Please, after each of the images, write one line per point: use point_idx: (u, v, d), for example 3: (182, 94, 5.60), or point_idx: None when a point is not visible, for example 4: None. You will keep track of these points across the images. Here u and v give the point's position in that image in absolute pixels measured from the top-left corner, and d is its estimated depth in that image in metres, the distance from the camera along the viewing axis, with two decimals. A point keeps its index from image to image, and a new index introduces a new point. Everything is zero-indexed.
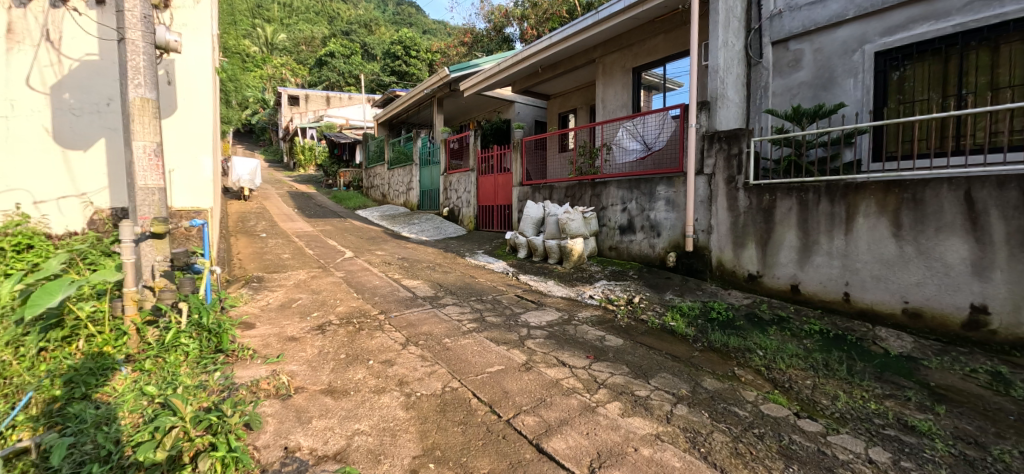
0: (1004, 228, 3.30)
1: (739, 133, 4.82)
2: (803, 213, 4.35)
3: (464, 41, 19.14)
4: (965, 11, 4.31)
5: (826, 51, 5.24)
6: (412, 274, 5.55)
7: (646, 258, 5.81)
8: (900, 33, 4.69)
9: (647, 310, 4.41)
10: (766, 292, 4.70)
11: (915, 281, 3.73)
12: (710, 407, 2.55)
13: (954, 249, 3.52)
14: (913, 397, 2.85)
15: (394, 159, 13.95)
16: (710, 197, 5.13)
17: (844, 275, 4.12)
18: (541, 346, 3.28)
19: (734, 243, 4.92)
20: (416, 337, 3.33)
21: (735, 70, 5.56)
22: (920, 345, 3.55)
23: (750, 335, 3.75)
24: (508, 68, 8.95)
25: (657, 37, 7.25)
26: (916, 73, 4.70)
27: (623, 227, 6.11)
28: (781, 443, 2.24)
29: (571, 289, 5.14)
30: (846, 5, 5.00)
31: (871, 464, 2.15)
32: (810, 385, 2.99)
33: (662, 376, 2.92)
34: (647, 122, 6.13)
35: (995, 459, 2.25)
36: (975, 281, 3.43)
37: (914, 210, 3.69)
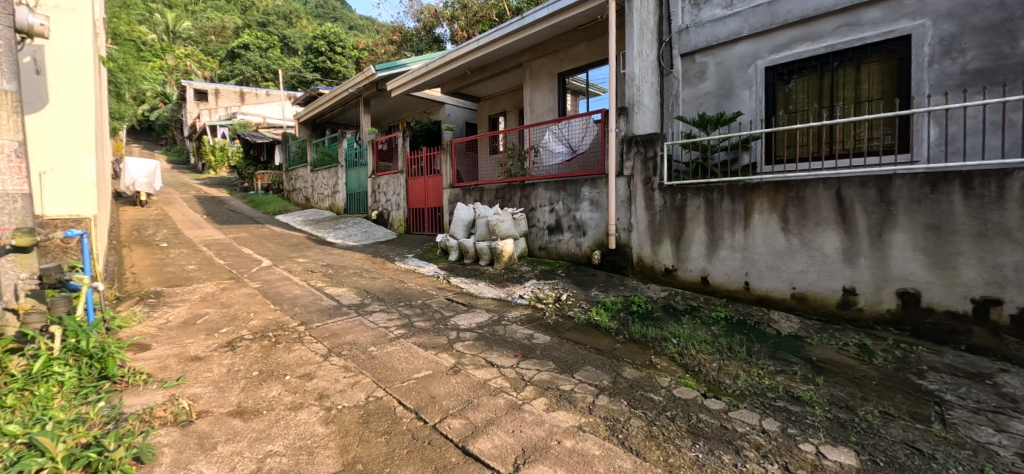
0: (866, 221, 3.86)
1: (653, 137, 5.16)
2: (709, 211, 4.77)
3: (393, 40, 18.60)
4: (834, 34, 4.97)
5: (726, 65, 5.77)
6: (336, 281, 5.30)
7: (573, 256, 6.04)
8: (786, 52, 5.30)
9: (574, 307, 4.60)
10: (679, 284, 5.09)
11: (800, 269, 4.24)
12: (628, 395, 2.72)
13: (829, 240, 4.05)
14: (799, 371, 3.24)
15: (318, 161, 13.21)
16: (629, 198, 5.44)
17: (744, 266, 4.58)
18: (470, 349, 3.28)
19: (652, 240, 5.26)
20: (339, 347, 3.18)
21: (650, 79, 5.96)
22: (805, 325, 4.05)
23: (665, 325, 4.05)
24: (436, 69, 8.81)
25: (580, 44, 7.56)
26: (798, 87, 5.34)
27: (551, 227, 6.30)
28: (690, 422, 2.45)
29: (501, 289, 5.21)
30: (741, 25, 5.57)
31: (764, 434, 2.41)
32: (716, 367, 3.28)
33: (587, 369, 3.05)
34: (571, 126, 6.33)
35: (861, 419, 2.63)
36: (846, 267, 3.99)
37: (797, 207, 4.20)
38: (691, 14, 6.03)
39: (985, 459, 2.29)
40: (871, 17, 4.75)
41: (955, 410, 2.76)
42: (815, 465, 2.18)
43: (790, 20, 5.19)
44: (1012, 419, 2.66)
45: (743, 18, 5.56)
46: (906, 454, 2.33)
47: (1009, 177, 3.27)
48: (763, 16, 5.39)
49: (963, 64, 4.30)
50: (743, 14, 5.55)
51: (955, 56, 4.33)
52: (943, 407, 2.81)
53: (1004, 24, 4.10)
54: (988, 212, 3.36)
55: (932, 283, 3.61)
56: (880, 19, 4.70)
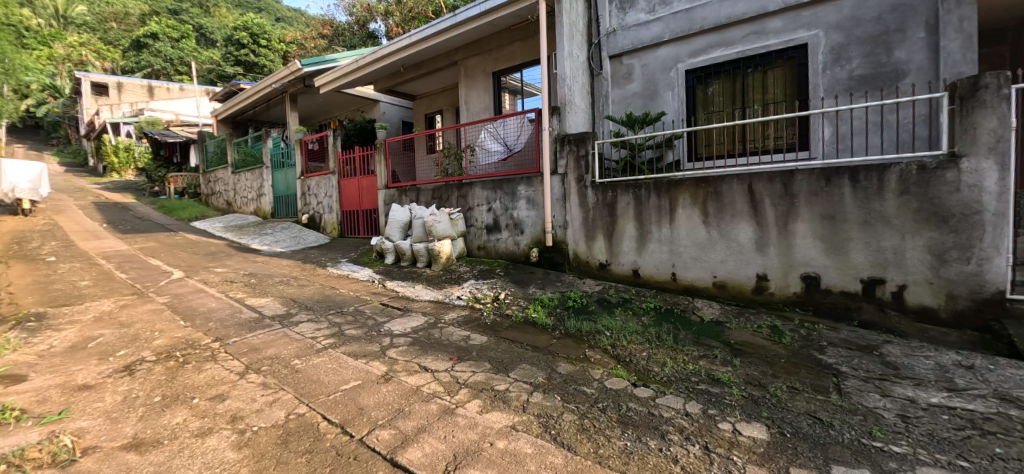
0: (774, 212, 4.22)
1: (585, 136, 5.29)
2: (638, 206, 4.98)
3: (324, 34, 17.67)
4: (744, 41, 5.37)
5: (651, 67, 6.06)
6: (260, 291, 4.93)
7: (512, 255, 6.07)
8: (703, 56, 5.65)
9: (512, 305, 4.62)
10: (613, 278, 5.27)
11: (720, 259, 4.55)
12: (562, 390, 2.77)
13: (744, 231, 4.38)
14: (719, 354, 3.47)
15: (239, 161, 12.26)
16: (564, 195, 5.54)
17: (671, 258, 4.84)
18: (403, 354, 3.19)
19: (586, 236, 5.41)
20: (258, 363, 2.95)
21: (581, 79, 6.11)
22: (725, 311, 4.35)
23: (599, 318, 4.18)
24: (366, 65, 8.47)
25: (513, 43, 7.60)
26: (714, 89, 5.73)
27: (490, 226, 6.28)
28: (620, 412, 2.54)
29: (439, 291, 5.12)
30: (663, 29, 5.86)
31: (688, 417, 2.55)
32: (645, 356, 3.42)
33: (522, 367, 3.07)
34: (506, 124, 6.33)
35: (771, 395, 2.86)
36: (759, 256, 4.34)
37: (716, 201, 4.49)
38: (618, 18, 6.28)
39: (872, 422, 2.57)
40: (774, 26, 5.18)
41: (848, 380, 3.08)
42: (732, 442, 2.33)
43: (706, 27, 5.54)
44: (894, 384, 3.01)
45: (664, 23, 5.86)
46: (808, 423, 2.56)
47: (887, 170, 3.71)
48: (683, 22, 5.71)
49: (849, 70, 4.81)
50: (665, 20, 5.85)
51: (843, 63, 4.83)
52: (840, 378, 3.13)
53: (881, 35, 4.63)
54: (872, 202, 3.79)
55: (828, 267, 4.03)
56: (782, 28, 5.14)
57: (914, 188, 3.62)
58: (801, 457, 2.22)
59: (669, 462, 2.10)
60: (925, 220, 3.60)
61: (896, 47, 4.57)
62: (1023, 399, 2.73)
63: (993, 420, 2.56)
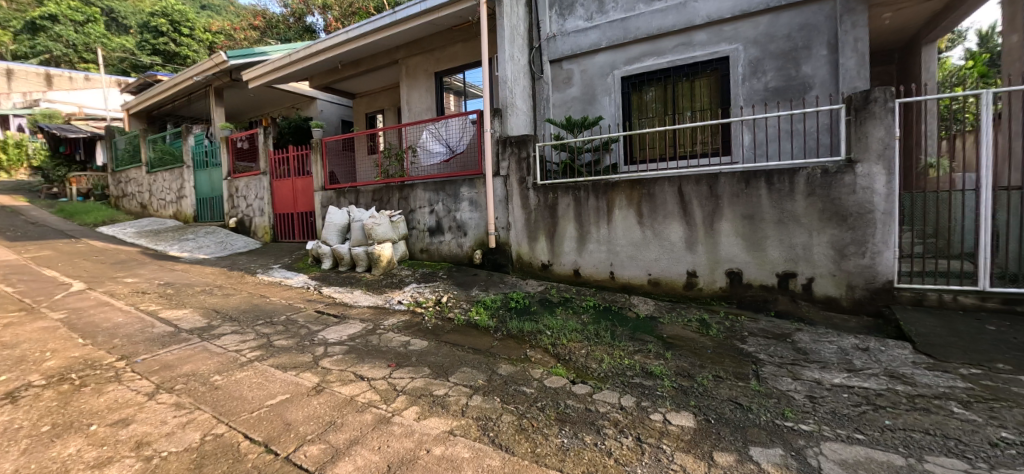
0: (701, 213, 4.49)
1: (525, 139, 5.35)
2: (577, 208, 5.12)
3: (255, 25, 16.58)
4: (674, 51, 5.68)
5: (589, 73, 6.26)
6: (177, 303, 4.53)
7: (455, 257, 6.03)
8: (637, 64, 5.92)
9: (454, 308, 4.59)
10: (555, 278, 5.38)
11: (654, 258, 4.78)
12: (502, 391, 2.81)
13: (674, 231, 4.64)
14: (652, 348, 3.64)
15: (155, 160, 11.19)
16: (506, 197, 5.57)
17: (609, 257, 5.02)
18: (337, 364, 3.08)
19: (528, 237, 5.48)
20: (171, 382, 2.70)
21: (522, 82, 6.18)
22: (658, 306, 4.58)
23: (541, 318, 4.25)
24: (300, 60, 8.03)
25: (456, 44, 7.54)
26: (648, 95, 6.00)
27: (432, 228, 6.19)
28: (558, 410, 2.60)
29: (379, 296, 4.97)
30: (600, 37, 6.07)
31: (622, 410, 2.66)
32: (584, 353, 3.52)
33: (462, 371, 3.10)
34: (449, 125, 6.25)
35: (698, 385, 3.04)
36: (688, 253, 4.61)
37: (649, 202, 4.72)
38: (558, 24, 6.44)
39: (785, 404, 2.81)
40: (700, 39, 5.53)
41: (765, 366, 3.35)
42: (662, 431, 2.45)
43: (639, 36, 5.81)
44: (803, 368, 3.31)
45: (601, 30, 6.07)
46: (730, 409, 2.75)
47: (796, 174, 4.07)
48: (618, 31, 5.95)
49: (765, 82, 5.24)
50: (602, 27, 6.07)
51: (760, 75, 5.25)
52: (758, 365, 3.39)
53: (791, 51, 5.09)
54: (784, 203, 4.15)
55: (749, 263, 4.36)
56: (707, 40, 5.50)
57: (819, 190, 4.00)
58: (723, 441, 2.38)
59: (604, 456, 2.16)
60: (828, 219, 3.99)
61: (803, 63, 5.04)
62: (906, 375, 3.10)
63: (883, 395, 2.89)
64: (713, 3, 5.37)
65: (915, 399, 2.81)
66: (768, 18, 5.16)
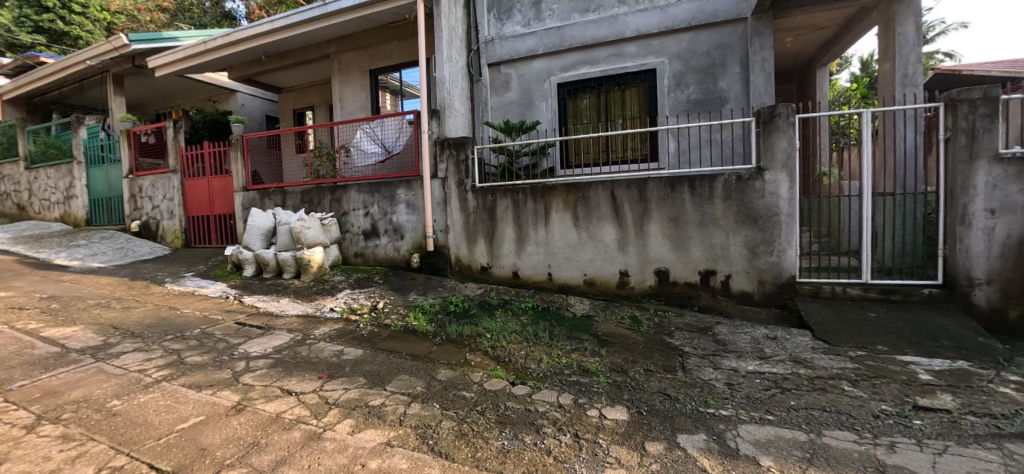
0: (632, 216, 4.73)
1: (464, 141, 5.32)
2: (516, 210, 5.18)
3: (164, 7, 15.05)
4: (606, 61, 5.94)
5: (526, 78, 6.37)
6: (65, 319, 3.97)
7: (391, 261, 5.84)
8: (572, 71, 6.11)
9: (391, 314, 4.46)
10: (494, 280, 5.41)
11: (589, 259, 4.96)
12: (441, 397, 2.77)
13: (608, 233, 4.85)
14: (589, 346, 3.77)
15: (35, 154, 9.72)
16: (444, 199, 5.50)
17: (547, 259, 5.13)
18: (261, 379, 2.87)
19: (467, 239, 5.46)
20: (57, 410, 2.36)
21: (460, 84, 6.13)
22: (594, 305, 4.75)
23: (480, 321, 4.25)
24: (217, 48, 7.37)
25: (392, 42, 7.34)
26: (583, 102, 6.21)
27: (367, 232, 5.95)
28: (499, 412, 2.61)
29: (309, 304, 4.70)
30: (537, 43, 6.20)
31: (560, 408, 2.72)
32: (523, 354, 3.57)
33: (399, 379, 3.02)
34: (385, 126, 6.04)
35: (631, 379, 3.20)
36: (621, 254, 4.84)
37: (584, 205, 4.89)
38: (496, 28, 6.48)
39: (708, 392, 3.03)
40: (630, 51, 5.83)
41: (690, 358, 3.60)
42: (598, 426, 2.54)
43: (574, 45, 6.00)
44: (723, 358, 3.59)
45: (538, 37, 6.20)
46: (660, 400, 2.91)
47: (715, 180, 4.42)
48: (554, 38, 6.11)
49: (687, 94, 5.62)
50: (538, 34, 6.20)
51: (683, 88, 5.63)
52: (684, 357, 3.63)
53: (710, 67, 5.51)
54: (705, 206, 4.48)
55: (675, 262, 4.66)
56: (637, 53, 5.81)
57: (734, 195, 4.37)
58: (654, 430, 2.52)
59: (543, 454, 2.20)
60: (742, 222, 4.38)
61: (721, 78, 5.49)
62: (808, 360, 3.47)
63: (789, 378, 3.21)
64: (641, 18, 5.68)
65: (815, 381, 3.16)
66: (690, 35, 5.55)
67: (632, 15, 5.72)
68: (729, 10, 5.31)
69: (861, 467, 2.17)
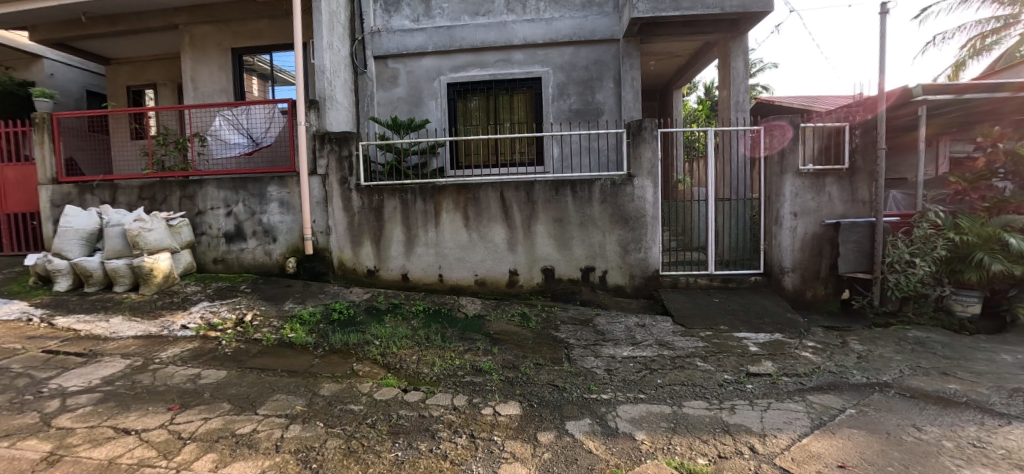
0: (519, 217, 4.91)
1: (347, 136, 4.96)
2: (405, 211, 5.00)
3: None
4: (495, 65, 6.08)
5: (415, 75, 6.19)
6: None
7: (262, 266, 5.18)
8: (462, 73, 6.12)
9: (262, 327, 3.95)
10: (382, 284, 5.15)
11: (480, 259, 5.02)
12: (325, 415, 2.55)
13: (497, 233, 4.96)
14: (481, 345, 3.81)
15: None
16: (325, 199, 5.06)
17: (437, 260, 5.05)
18: (86, 419, 2.32)
19: (352, 241, 5.10)
20: None
21: (342, 75, 5.68)
22: (485, 305, 4.80)
23: (368, 328, 4.01)
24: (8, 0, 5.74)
25: (261, 20, 6.54)
26: (472, 104, 6.26)
27: (229, 234, 5.18)
28: (390, 423, 2.49)
29: (151, 322, 3.91)
30: (426, 40, 6.06)
31: (455, 411, 2.70)
32: (415, 359, 3.46)
33: (274, 400, 2.69)
34: (251, 113, 5.34)
35: (522, 374, 3.31)
36: (510, 254, 4.99)
37: (474, 206, 4.92)
38: (383, 19, 6.17)
39: (590, 379, 3.29)
40: (517, 58, 6.05)
41: (575, 349, 3.87)
42: (493, 424, 2.58)
43: (464, 46, 6.02)
44: (602, 347, 3.93)
45: (428, 35, 6.07)
46: (549, 391, 3.07)
47: (593, 184, 4.81)
48: (444, 37, 6.04)
49: (569, 104, 6.02)
50: (428, 31, 6.07)
51: (565, 98, 6.02)
52: (570, 348, 3.88)
53: (588, 80, 5.99)
54: (584, 208, 4.86)
55: (559, 260, 4.97)
56: (523, 60, 6.04)
57: (610, 198, 4.82)
58: (545, 421, 2.65)
59: (439, 460, 2.16)
60: (616, 222, 4.85)
61: (597, 91, 6.00)
62: (670, 342, 3.99)
63: (655, 360, 3.65)
64: (528, 28, 5.93)
65: (675, 360, 3.64)
66: (571, 49, 5.96)
67: (519, 24, 5.94)
68: (605, 31, 5.85)
69: (712, 429, 2.57)
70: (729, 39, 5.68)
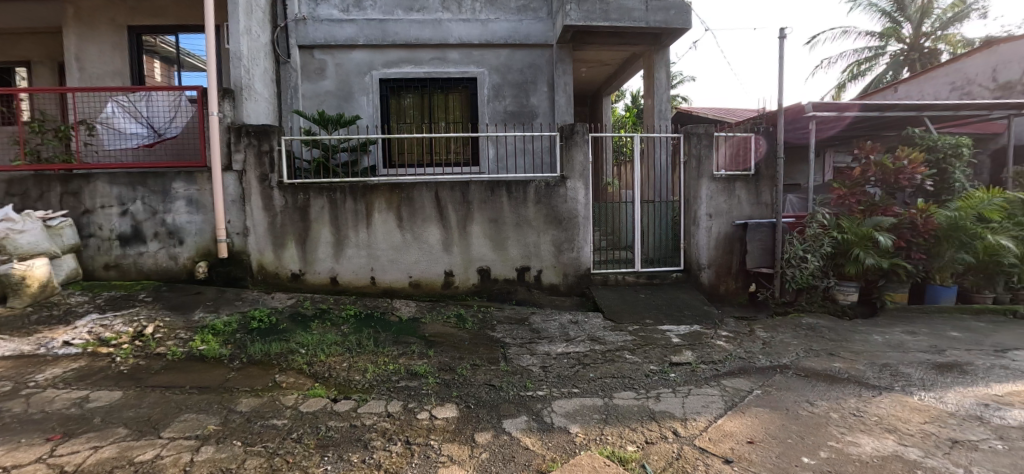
0: (455, 217, 4.87)
1: (268, 130, 4.59)
2: (333, 211, 4.74)
3: None
4: (430, 63, 5.97)
5: (344, 68, 5.89)
6: None
7: (166, 272, 4.63)
8: (394, 69, 5.93)
9: (166, 341, 3.54)
10: (308, 288, 4.83)
11: (414, 260, 4.90)
12: (244, 433, 2.34)
13: (432, 233, 4.88)
14: (416, 349, 3.72)
15: None
16: (242, 197, 4.64)
17: (369, 262, 4.85)
18: None
19: (273, 243, 4.73)
20: None
21: (262, 63, 5.25)
22: (420, 307, 4.70)
23: (292, 336, 3.75)
24: None
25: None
26: (406, 101, 6.09)
27: (124, 236, 4.56)
28: (319, 436, 2.35)
29: (22, 340, 3.34)
30: (357, 33, 5.79)
31: (389, 418, 2.61)
32: (346, 366, 3.29)
33: (181, 420, 2.42)
34: (153, 100, 4.77)
35: (459, 376, 3.29)
36: (445, 255, 4.93)
37: (408, 206, 4.80)
38: (308, 7, 5.79)
39: (526, 377, 3.34)
40: (452, 57, 5.99)
41: (511, 348, 3.91)
42: (429, 428, 2.53)
43: (397, 41, 5.84)
44: (537, 344, 4.02)
45: (358, 27, 5.80)
46: (486, 391, 3.08)
47: (528, 185, 4.90)
48: (376, 31, 5.81)
49: (504, 105, 6.08)
50: (359, 23, 5.80)
51: (500, 99, 6.06)
52: (506, 348, 3.92)
53: (523, 83, 6.09)
54: (519, 209, 4.93)
55: (495, 261, 5.00)
56: (459, 60, 6.00)
57: (544, 199, 4.95)
58: (482, 421, 2.65)
59: (374, 470, 2.08)
60: (550, 223, 4.99)
61: (531, 94, 6.12)
62: (601, 337, 4.18)
63: (588, 355, 3.80)
64: (463, 27, 5.90)
65: (606, 354, 3.82)
66: (506, 52, 6.02)
67: (455, 23, 5.89)
68: (539, 35, 5.98)
69: (639, 418, 2.73)
70: (653, 52, 6.08)
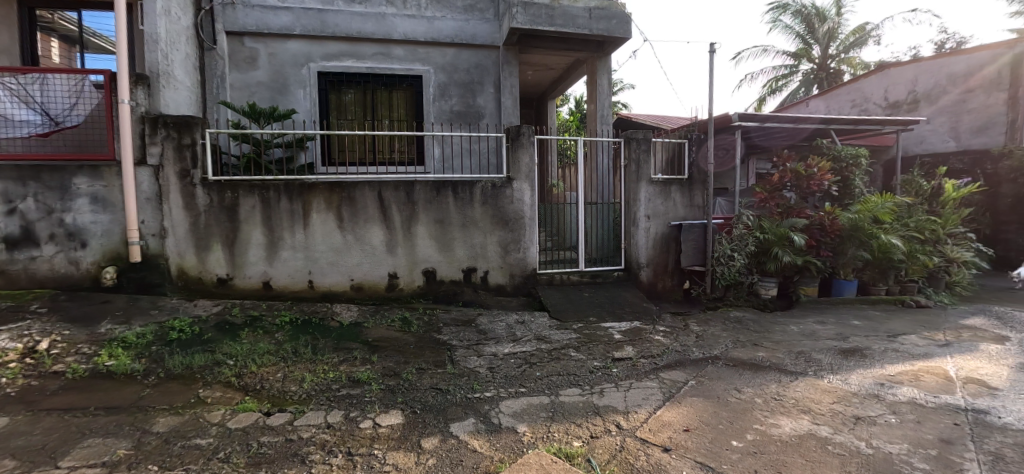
0: (399, 217, 4.73)
1: (190, 121, 4.20)
2: (266, 210, 4.43)
3: None
4: (373, 58, 5.76)
5: (279, 58, 5.53)
6: None
7: (65, 279, 4.09)
8: (334, 62, 5.66)
9: (65, 357, 3.12)
10: (236, 294, 4.48)
11: (355, 263, 4.70)
12: (162, 456, 2.12)
13: (375, 234, 4.71)
14: (358, 355, 3.57)
15: None
16: (159, 195, 4.20)
17: (306, 264, 4.58)
18: None
19: (196, 246, 4.33)
20: None
21: (183, 49, 4.80)
22: (362, 311, 4.51)
23: (219, 346, 3.45)
24: None
25: None
26: (346, 97, 5.84)
27: (12, 239, 3.96)
28: (250, 453, 2.18)
29: None
30: (293, 22, 5.46)
31: (329, 429, 2.48)
32: (280, 377, 3.09)
33: (83, 447, 2.14)
34: (48, 83, 4.07)
35: (404, 381, 3.20)
36: (389, 256, 4.78)
37: (349, 206, 4.59)
38: None
39: (473, 379, 3.32)
40: (397, 53, 5.83)
41: (457, 350, 3.87)
42: (372, 437, 2.44)
43: (337, 34, 5.58)
44: (484, 346, 4.01)
45: (294, 15, 5.46)
46: (432, 395, 3.03)
47: (475, 186, 4.88)
48: (314, 21, 5.51)
49: (450, 105, 6.01)
50: (295, 12, 5.46)
51: (446, 98, 5.99)
52: (452, 350, 3.87)
53: (469, 83, 6.06)
54: (466, 210, 4.90)
55: (441, 262, 4.93)
56: (403, 56, 5.85)
57: (490, 200, 4.95)
58: (428, 427, 2.59)
59: None
60: (496, 224, 5.00)
61: (478, 95, 6.11)
62: (547, 336, 4.25)
63: (534, 354, 3.85)
64: (408, 23, 5.76)
65: (552, 352, 3.90)
66: (452, 51, 5.96)
67: (399, 18, 5.73)
68: (486, 36, 5.98)
69: (583, 414, 2.80)
70: (596, 59, 6.29)
